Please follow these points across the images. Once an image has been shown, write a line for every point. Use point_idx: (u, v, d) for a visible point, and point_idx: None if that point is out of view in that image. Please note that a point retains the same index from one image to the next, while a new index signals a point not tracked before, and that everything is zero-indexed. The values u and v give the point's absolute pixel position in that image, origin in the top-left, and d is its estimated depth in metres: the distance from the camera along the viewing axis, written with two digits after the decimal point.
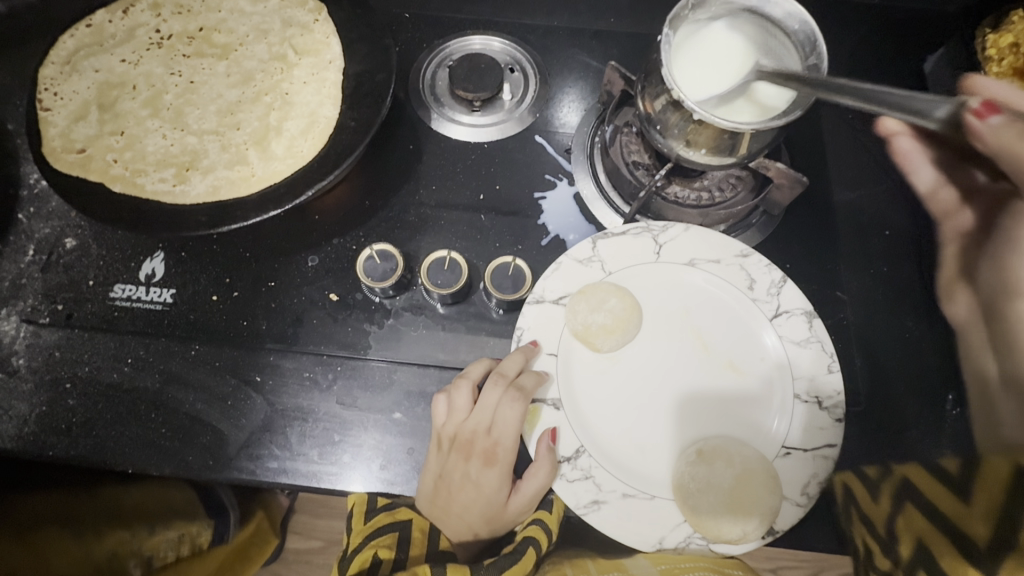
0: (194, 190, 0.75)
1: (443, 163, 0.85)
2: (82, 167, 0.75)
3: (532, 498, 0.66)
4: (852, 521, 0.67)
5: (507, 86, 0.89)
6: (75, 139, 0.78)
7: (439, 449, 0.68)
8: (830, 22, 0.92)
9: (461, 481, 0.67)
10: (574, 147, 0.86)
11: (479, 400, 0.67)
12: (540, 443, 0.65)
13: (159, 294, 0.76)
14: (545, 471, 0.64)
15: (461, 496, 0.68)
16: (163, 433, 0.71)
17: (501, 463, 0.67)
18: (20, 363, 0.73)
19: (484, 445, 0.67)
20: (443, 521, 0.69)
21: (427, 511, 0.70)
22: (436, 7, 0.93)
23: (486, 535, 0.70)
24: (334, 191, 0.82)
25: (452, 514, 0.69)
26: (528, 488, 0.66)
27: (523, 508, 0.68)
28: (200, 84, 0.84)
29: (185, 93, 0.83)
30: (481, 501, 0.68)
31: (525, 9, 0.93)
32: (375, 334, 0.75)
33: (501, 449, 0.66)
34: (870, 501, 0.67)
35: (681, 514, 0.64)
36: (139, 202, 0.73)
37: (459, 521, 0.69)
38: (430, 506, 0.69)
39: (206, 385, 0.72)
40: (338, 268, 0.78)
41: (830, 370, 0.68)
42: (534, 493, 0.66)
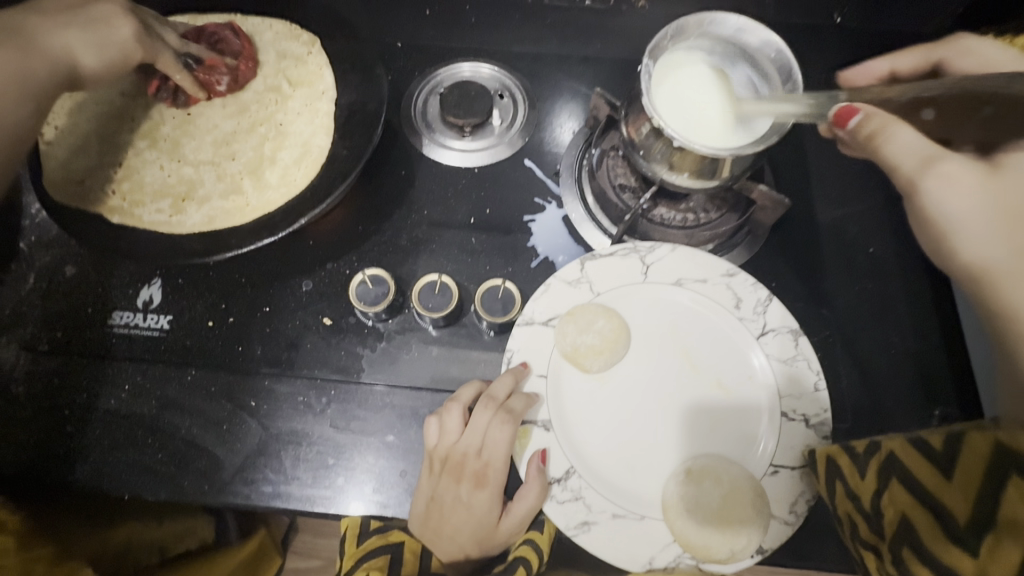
0: (190, 220, 0.77)
1: (435, 187, 0.87)
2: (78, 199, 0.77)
3: (523, 519, 0.67)
4: (838, 493, 0.61)
5: (497, 111, 0.92)
6: (74, 174, 0.80)
7: (431, 471, 0.69)
8: (811, 45, 0.94)
9: (452, 502, 0.68)
10: (562, 170, 0.87)
11: (469, 422, 0.68)
12: (530, 464, 0.66)
13: (156, 320, 0.78)
14: (536, 492, 0.65)
15: (454, 518, 0.69)
16: (158, 459, 0.72)
17: (491, 483, 0.67)
18: (19, 391, 0.74)
19: (475, 467, 0.68)
20: (434, 543, 0.70)
21: (419, 533, 0.70)
22: (427, 36, 0.95)
23: (478, 556, 0.70)
24: (329, 215, 0.84)
25: (444, 535, 0.69)
26: (519, 510, 0.66)
27: (513, 529, 0.68)
28: (197, 114, 0.86)
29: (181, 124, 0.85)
30: (473, 521, 0.69)
31: (513, 36, 0.96)
32: (368, 357, 0.76)
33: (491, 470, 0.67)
34: (856, 475, 0.59)
35: (670, 534, 0.64)
36: (138, 232, 0.75)
37: (451, 543, 0.69)
38: (421, 528, 0.69)
39: (202, 410, 0.73)
40: (332, 292, 0.79)
41: (815, 387, 0.69)
42: (525, 515, 0.66)
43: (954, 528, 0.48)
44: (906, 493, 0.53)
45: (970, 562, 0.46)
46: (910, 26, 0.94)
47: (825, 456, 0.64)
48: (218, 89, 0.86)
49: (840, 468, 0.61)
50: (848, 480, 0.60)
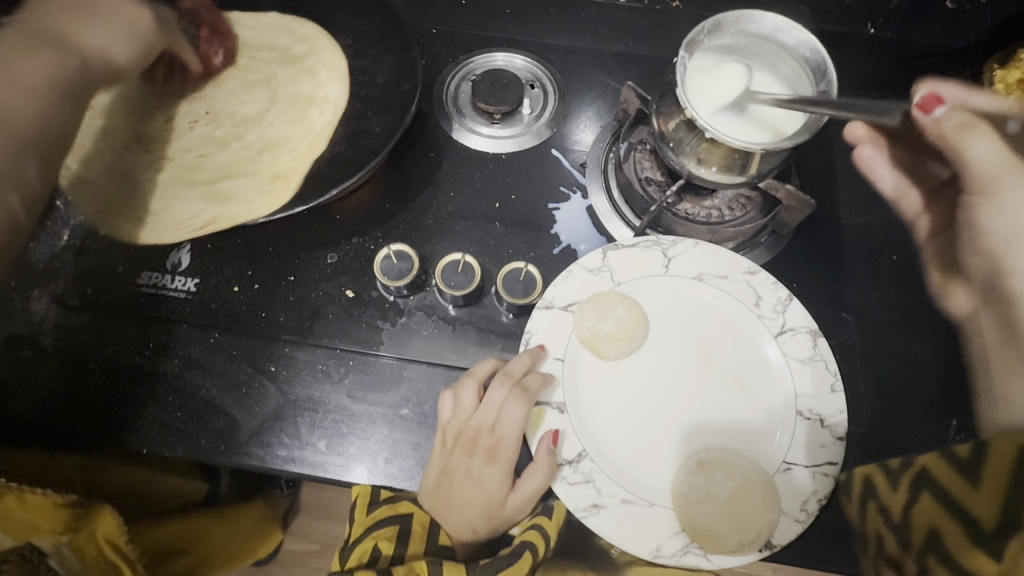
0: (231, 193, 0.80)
1: (461, 172, 0.88)
2: (186, 227, 0.78)
3: (531, 498, 0.67)
4: (869, 509, 0.67)
5: (527, 100, 0.93)
6: (113, 152, 0.82)
7: (445, 443, 0.69)
8: (841, 52, 0.95)
9: (464, 476, 0.69)
10: (589, 162, 0.89)
11: (485, 397, 0.68)
12: (542, 444, 0.66)
13: (184, 283, 0.79)
14: (545, 472, 0.65)
15: (463, 495, 0.69)
16: (178, 416, 0.73)
17: (500, 460, 0.68)
18: (48, 342, 0.76)
19: (488, 442, 0.68)
20: (442, 518, 0.70)
21: (429, 506, 0.71)
22: (463, 24, 0.97)
23: (485, 533, 0.70)
24: (354, 194, 0.85)
25: (453, 510, 0.70)
26: (526, 488, 0.67)
27: (520, 507, 0.68)
28: (206, 102, 0.89)
29: (197, 115, 0.88)
30: (481, 498, 0.69)
31: (547, 29, 0.97)
32: (388, 330, 0.77)
33: (501, 448, 0.67)
34: (889, 490, 0.66)
35: (679, 523, 0.64)
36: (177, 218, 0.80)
37: (460, 518, 0.70)
38: (431, 501, 0.70)
39: (223, 372, 0.75)
40: (355, 266, 0.81)
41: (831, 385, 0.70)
42: (533, 493, 0.67)
43: (982, 532, 0.55)
44: (932, 501, 0.60)
45: (993, 565, 0.52)
46: (941, 38, 0.94)
47: (861, 474, 0.69)
48: (213, 61, 0.89)
49: (874, 485, 0.68)
50: (881, 496, 0.66)
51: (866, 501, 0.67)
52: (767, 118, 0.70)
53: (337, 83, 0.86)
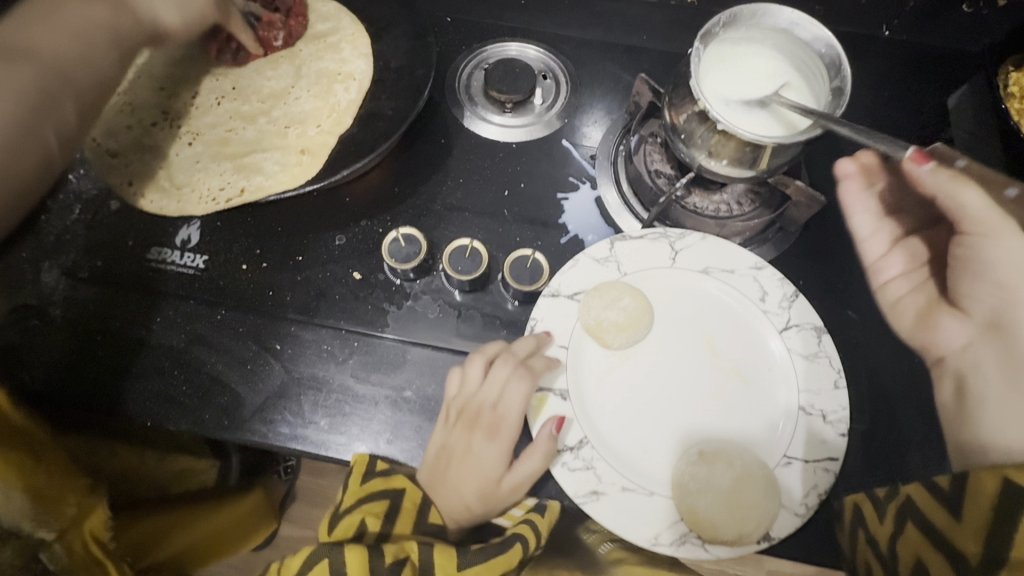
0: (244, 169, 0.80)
1: (470, 159, 0.88)
2: (213, 198, 0.80)
3: (528, 480, 0.67)
4: (859, 541, 0.66)
5: (539, 91, 0.93)
6: (128, 128, 0.83)
7: (447, 421, 0.70)
8: (857, 51, 0.94)
9: (465, 452, 0.69)
10: (599, 154, 0.89)
11: (489, 374, 0.69)
12: (544, 428, 0.67)
13: (193, 260, 0.80)
14: (545, 452, 0.66)
15: (462, 476, 0.68)
16: (183, 390, 0.73)
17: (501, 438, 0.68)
18: (56, 313, 0.77)
19: (490, 419, 0.68)
20: (437, 500, 0.69)
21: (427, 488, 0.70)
22: (478, 13, 0.97)
23: (480, 515, 0.70)
24: (363, 178, 0.85)
25: (448, 490, 0.69)
26: (523, 469, 0.66)
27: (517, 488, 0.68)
28: (232, 78, 0.87)
29: (223, 92, 0.86)
30: (477, 476, 0.68)
31: (562, 20, 0.97)
32: (395, 314, 0.78)
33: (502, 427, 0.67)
34: (876, 520, 0.66)
35: (677, 513, 0.64)
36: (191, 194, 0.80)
37: (457, 501, 0.69)
38: (428, 479, 0.69)
39: (228, 348, 0.75)
40: (363, 248, 0.81)
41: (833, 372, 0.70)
42: (530, 475, 0.67)
43: (966, 566, 0.52)
44: (917, 533, 0.59)
45: None
46: (957, 42, 0.94)
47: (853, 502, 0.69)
48: (274, 45, 0.88)
49: (863, 515, 0.67)
50: (869, 526, 0.66)
51: (856, 531, 0.67)
52: (781, 112, 0.70)
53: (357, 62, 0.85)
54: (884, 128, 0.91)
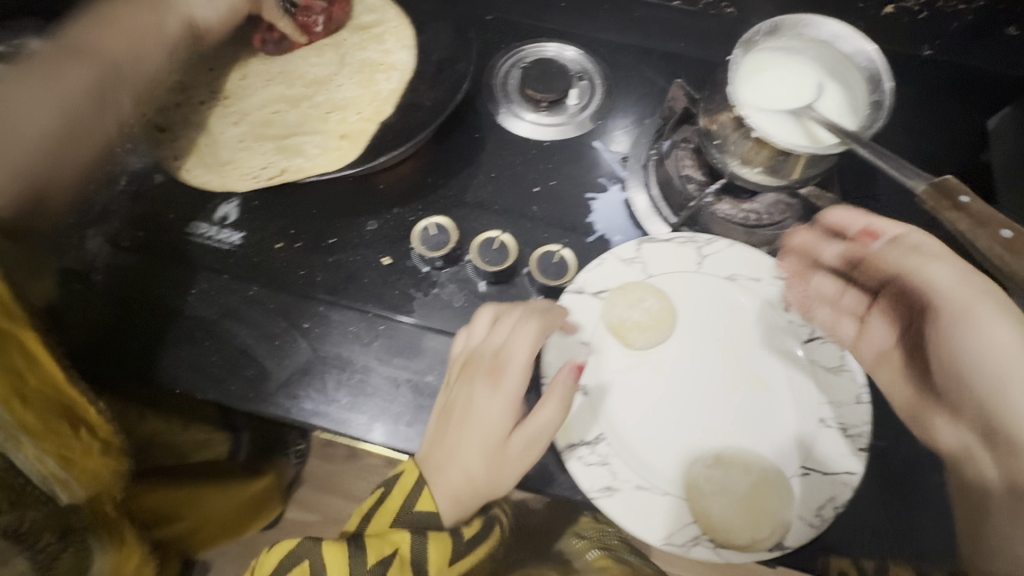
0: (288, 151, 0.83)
1: (502, 155, 0.90)
2: (254, 176, 0.82)
3: (540, 435, 0.65)
4: None
5: (574, 91, 0.94)
6: (176, 106, 0.86)
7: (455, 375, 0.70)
8: (897, 67, 0.94)
9: (467, 405, 0.67)
10: (631, 156, 0.89)
11: (498, 323, 0.69)
12: (561, 374, 0.66)
13: (230, 236, 0.82)
14: (563, 398, 0.65)
15: (470, 446, 0.66)
16: (212, 361, 0.76)
17: (508, 396, 0.66)
18: (97, 278, 0.80)
19: (493, 366, 0.67)
20: (439, 473, 0.66)
21: (428, 476, 0.67)
22: (520, 12, 0.98)
23: (483, 485, 0.66)
24: (398, 168, 0.87)
25: (450, 453, 0.66)
26: (535, 420, 0.65)
27: (528, 454, 0.65)
28: (278, 63, 0.89)
29: (270, 75, 0.88)
30: (483, 434, 0.66)
31: (602, 24, 0.98)
32: (421, 300, 0.79)
33: (508, 381, 0.66)
34: None
35: (691, 515, 0.64)
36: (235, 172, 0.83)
37: (464, 478, 0.66)
38: (431, 444, 0.68)
39: (258, 324, 0.78)
40: (394, 235, 0.83)
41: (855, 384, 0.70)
42: (544, 427, 0.65)
43: None
44: None
45: None
46: (1000, 65, 0.93)
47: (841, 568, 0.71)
48: (315, 31, 0.90)
49: None
50: None
51: None
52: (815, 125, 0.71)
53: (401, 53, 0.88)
54: (920, 147, 0.90)
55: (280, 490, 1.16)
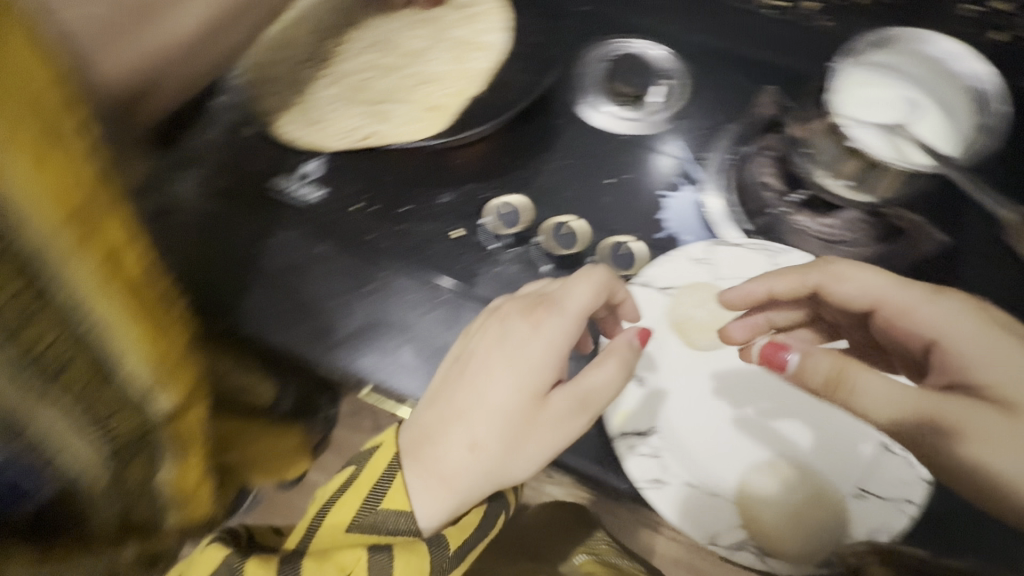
0: (378, 116, 0.86)
1: (578, 144, 0.90)
2: (345, 136, 0.85)
3: (586, 393, 0.65)
4: None
5: (657, 89, 0.93)
6: (275, 63, 0.89)
7: (489, 321, 0.69)
8: (1022, 94, 0.87)
9: (502, 347, 0.66)
10: (709, 159, 0.88)
11: (564, 280, 0.70)
12: (626, 336, 0.68)
13: (311, 192, 0.85)
14: (624, 357, 0.66)
15: (479, 422, 0.64)
16: (281, 310, 0.79)
17: (547, 356, 0.64)
18: (181, 217, 0.84)
19: (549, 306, 0.66)
20: (451, 430, 0.64)
21: (406, 466, 0.65)
22: (613, 7, 0.98)
23: (495, 442, 0.63)
24: (476, 146, 0.88)
25: (473, 395, 0.65)
26: (588, 379, 0.65)
27: (577, 415, 0.65)
28: (376, 32, 0.93)
29: (370, 41, 0.92)
30: (520, 381, 0.64)
31: (695, 26, 0.97)
32: (489, 274, 0.81)
33: (548, 337, 0.64)
34: None
35: (739, 518, 0.64)
36: (324, 130, 0.86)
37: (464, 457, 0.63)
38: (447, 387, 0.67)
39: (326, 280, 0.80)
40: (464, 210, 0.84)
41: (879, 458, 0.66)
42: (592, 386, 0.65)
43: None
44: None
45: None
46: None
47: None
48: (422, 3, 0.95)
49: None
50: None
51: None
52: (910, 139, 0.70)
53: (496, 35, 0.91)
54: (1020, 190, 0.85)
55: (304, 441, 1.21)
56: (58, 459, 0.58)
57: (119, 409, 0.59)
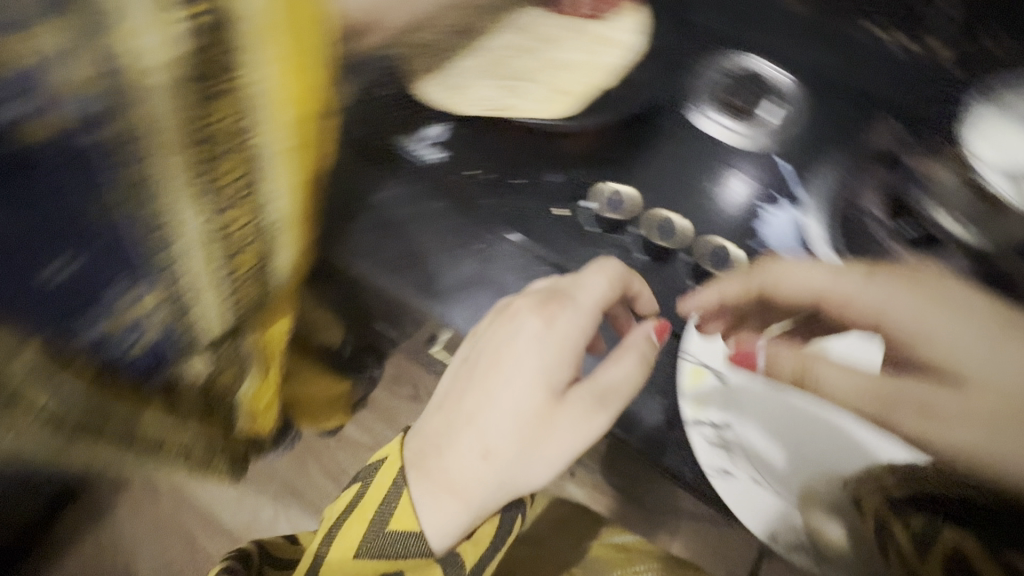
0: (519, 95, 0.90)
1: (683, 150, 0.97)
2: (482, 105, 0.88)
3: (603, 383, 0.80)
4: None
5: (766, 103, 0.97)
6: None
7: (498, 316, 0.85)
8: None
9: (514, 341, 0.83)
10: (813, 180, 0.90)
11: (571, 277, 0.85)
12: (636, 334, 0.83)
13: (431, 154, 0.89)
14: (636, 351, 0.81)
15: (488, 429, 0.84)
16: (395, 258, 0.86)
17: (560, 355, 0.82)
18: None
19: (558, 303, 0.82)
20: (477, 410, 0.85)
21: (415, 479, 0.85)
22: (740, 18, 0.99)
23: (520, 418, 0.83)
24: (588, 133, 0.92)
25: (499, 385, 0.84)
26: (602, 371, 0.80)
27: (594, 409, 0.80)
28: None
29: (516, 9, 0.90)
30: (536, 370, 0.83)
31: (821, 47, 0.97)
32: (584, 253, 0.88)
33: (564, 329, 0.81)
34: None
35: (788, 511, 0.81)
36: (467, 97, 0.87)
37: (479, 457, 0.84)
38: (471, 371, 0.87)
39: (436, 237, 0.87)
40: (570, 192, 0.91)
41: (851, 428, 0.79)
42: (608, 375, 0.80)
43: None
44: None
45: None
46: None
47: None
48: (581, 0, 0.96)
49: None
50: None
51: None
52: None
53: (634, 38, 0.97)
54: None
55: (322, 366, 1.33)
56: (196, 329, 0.74)
57: (258, 297, 0.76)
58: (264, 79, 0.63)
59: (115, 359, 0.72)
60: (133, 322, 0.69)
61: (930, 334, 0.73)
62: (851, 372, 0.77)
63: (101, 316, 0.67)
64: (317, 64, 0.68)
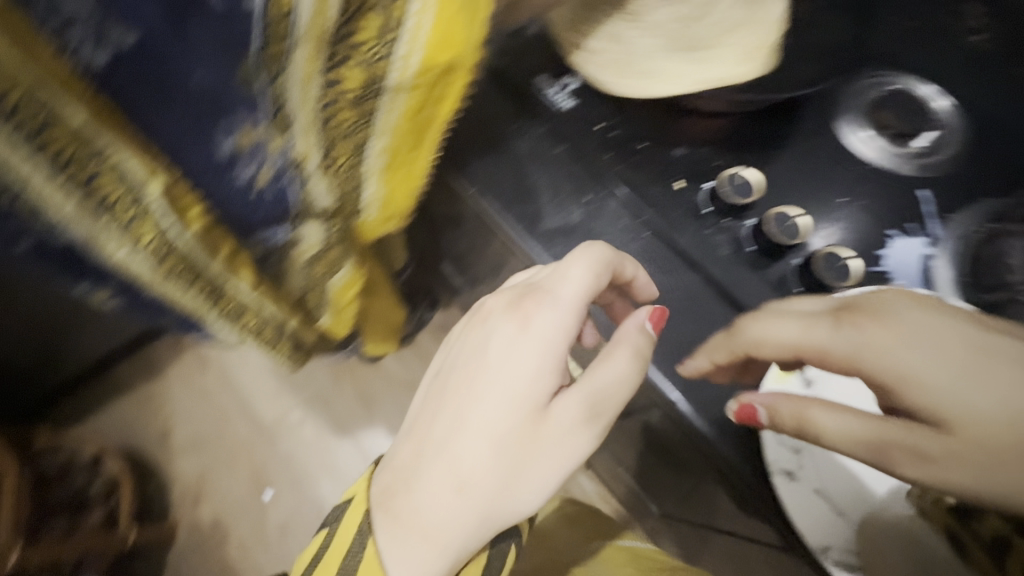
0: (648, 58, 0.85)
1: (823, 154, 0.90)
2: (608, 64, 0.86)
3: (597, 388, 0.73)
4: None
5: (927, 133, 0.89)
6: None
7: (472, 323, 0.81)
8: None
9: (493, 338, 0.77)
10: (955, 222, 0.85)
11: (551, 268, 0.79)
12: (631, 321, 0.75)
13: (563, 100, 0.92)
14: (633, 344, 0.74)
15: (461, 462, 0.73)
16: (506, 188, 0.88)
17: (545, 360, 0.74)
18: None
19: (530, 303, 0.76)
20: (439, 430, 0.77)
21: (380, 525, 0.75)
22: (913, 42, 0.95)
23: (494, 439, 0.73)
24: (722, 118, 0.91)
25: (466, 395, 0.76)
26: (595, 376, 0.73)
27: (587, 418, 0.73)
28: None
29: None
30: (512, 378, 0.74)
31: (992, 91, 0.92)
32: (691, 235, 0.85)
33: (541, 327, 0.74)
34: None
35: (855, 544, 0.71)
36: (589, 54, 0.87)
37: (452, 490, 0.73)
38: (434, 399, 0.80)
39: (549, 179, 0.88)
40: (692, 168, 0.89)
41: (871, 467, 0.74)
42: (602, 380, 0.73)
43: None
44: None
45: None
46: None
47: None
48: None
49: None
50: None
51: None
52: None
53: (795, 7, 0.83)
54: None
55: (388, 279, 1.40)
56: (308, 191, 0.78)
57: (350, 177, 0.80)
58: (421, 28, 0.59)
59: (234, 190, 0.73)
60: (253, 152, 0.69)
61: (919, 385, 0.65)
62: (851, 414, 0.67)
63: (229, 135, 0.66)
64: (475, 50, 0.62)
